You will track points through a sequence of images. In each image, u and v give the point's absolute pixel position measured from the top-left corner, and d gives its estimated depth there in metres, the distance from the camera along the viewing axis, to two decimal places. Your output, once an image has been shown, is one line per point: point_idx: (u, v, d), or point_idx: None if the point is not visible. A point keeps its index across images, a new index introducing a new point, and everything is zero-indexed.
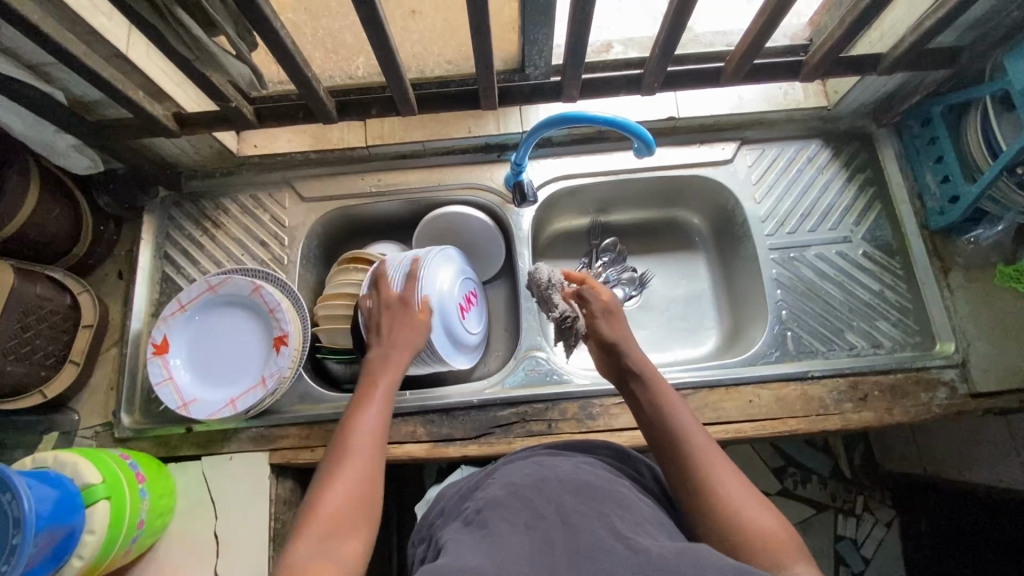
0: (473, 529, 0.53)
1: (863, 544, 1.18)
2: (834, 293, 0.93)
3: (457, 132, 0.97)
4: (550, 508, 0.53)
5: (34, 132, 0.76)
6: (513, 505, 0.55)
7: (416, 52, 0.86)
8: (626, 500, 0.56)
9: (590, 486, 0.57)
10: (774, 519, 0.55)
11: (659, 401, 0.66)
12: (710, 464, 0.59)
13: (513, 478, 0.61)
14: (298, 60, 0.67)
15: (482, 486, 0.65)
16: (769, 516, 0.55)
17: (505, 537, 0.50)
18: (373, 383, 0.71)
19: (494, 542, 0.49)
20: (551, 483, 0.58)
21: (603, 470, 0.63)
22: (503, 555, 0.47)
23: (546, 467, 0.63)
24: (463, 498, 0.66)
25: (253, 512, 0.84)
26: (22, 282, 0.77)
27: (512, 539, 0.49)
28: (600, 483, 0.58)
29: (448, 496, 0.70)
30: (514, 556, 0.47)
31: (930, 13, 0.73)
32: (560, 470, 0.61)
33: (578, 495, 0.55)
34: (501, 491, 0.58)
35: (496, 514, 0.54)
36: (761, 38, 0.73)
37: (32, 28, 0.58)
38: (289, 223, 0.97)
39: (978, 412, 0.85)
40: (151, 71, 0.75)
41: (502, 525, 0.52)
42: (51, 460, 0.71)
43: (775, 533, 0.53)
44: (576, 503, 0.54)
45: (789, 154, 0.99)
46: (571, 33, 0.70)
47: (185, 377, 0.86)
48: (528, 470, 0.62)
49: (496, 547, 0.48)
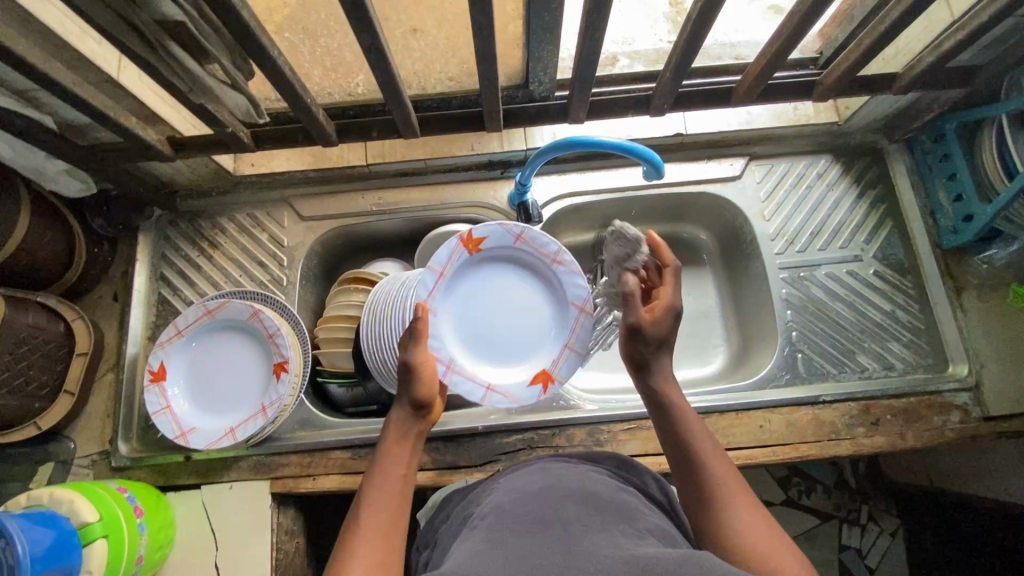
0: (472, 533, 0.50)
1: (869, 554, 1.15)
2: (845, 313, 0.91)
3: (459, 150, 0.96)
4: (554, 516, 0.50)
5: (23, 158, 0.74)
6: (514, 512, 0.52)
7: (417, 69, 0.82)
8: (634, 510, 0.53)
9: (596, 494, 0.54)
10: (793, 562, 0.50)
11: (682, 423, 0.61)
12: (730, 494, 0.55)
13: (519, 483, 0.58)
14: (297, 87, 0.65)
15: (486, 493, 0.61)
16: (787, 557, 0.50)
17: (507, 543, 0.46)
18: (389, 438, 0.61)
19: (493, 550, 0.46)
20: (558, 489, 0.55)
21: (608, 478, 0.60)
22: (500, 561, 0.44)
23: (550, 473, 0.59)
24: (468, 504, 0.62)
25: (254, 543, 0.83)
26: (15, 313, 0.75)
27: (512, 546, 0.46)
28: (607, 492, 0.55)
29: (455, 502, 0.67)
30: (513, 563, 0.44)
31: (950, 33, 0.71)
32: (565, 477, 0.58)
33: (584, 504, 0.52)
34: (504, 498, 0.55)
35: (499, 520, 0.51)
36: (778, 58, 0.71)
37: (22, 61, 0.56)
38: (288, 243, 0.95)
39: (991, 435, 0.84)
40: (145, 96, 0.73)
41: (505, 534, 0.48)
42: (46, 498, 0.68)
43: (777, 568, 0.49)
44: (581, 513, 0.50)
45: (799, 170, 0.97)
46: (580, 56, 0.68)
47: (183, 406, 0.84)
48: (534, 476, 0.59)
49: (495, 552, 0.45)
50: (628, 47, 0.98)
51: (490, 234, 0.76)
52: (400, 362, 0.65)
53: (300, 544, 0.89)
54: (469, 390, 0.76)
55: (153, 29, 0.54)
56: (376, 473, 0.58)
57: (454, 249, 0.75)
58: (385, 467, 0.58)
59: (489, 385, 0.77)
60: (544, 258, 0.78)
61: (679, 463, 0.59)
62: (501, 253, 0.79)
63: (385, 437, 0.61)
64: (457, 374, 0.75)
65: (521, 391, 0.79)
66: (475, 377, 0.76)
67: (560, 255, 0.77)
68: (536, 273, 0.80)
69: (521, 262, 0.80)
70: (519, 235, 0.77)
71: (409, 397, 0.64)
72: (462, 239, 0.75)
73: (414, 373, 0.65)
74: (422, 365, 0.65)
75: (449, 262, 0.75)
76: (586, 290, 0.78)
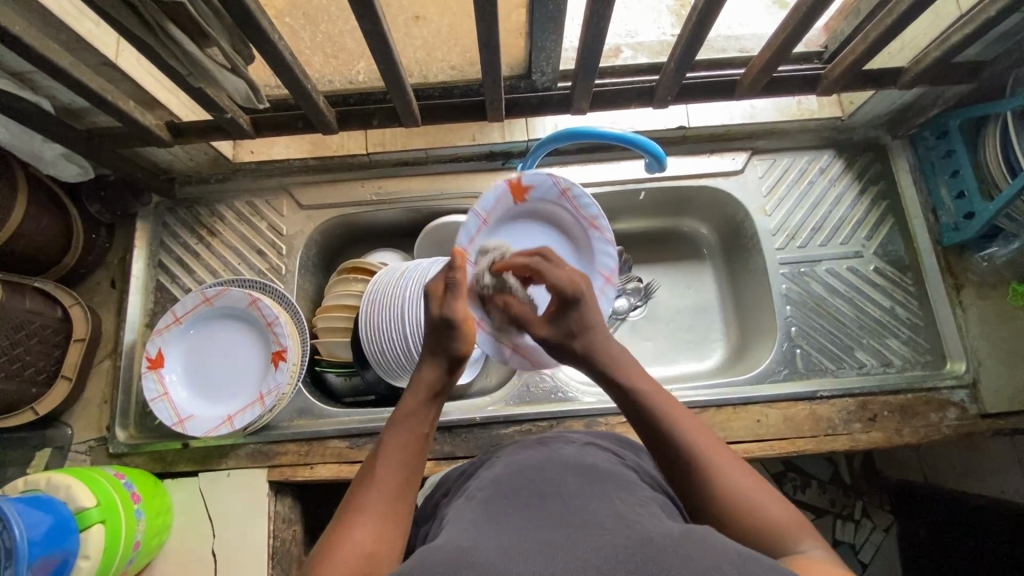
0: (468, 505, 0.50)
1: (862, 548, 1.13)
2: (844, 309, 0.91)
3: (460, 140, 0.95)
4: (554, 488, 0.50)
5: (20, 141, 0.74)
6: (512, 485, 0.51)
7: (419, 58, 0.81)
8: (632, 484, 0.53)
9: (595, 467, 0.54)
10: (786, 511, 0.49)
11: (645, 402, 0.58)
12: (710, 455, 0.53)
13: (517, 457, 0.58)
14: (297, 72, 0.64)
15: (484, 467, 0.61)
16: (780, 507, 0.49)
17: (506, 515, 0.46)
18: (414, 392, 0.61)
19: (489, 520, 0.46)
20: (557, 463, 0.55)
21: (606, 453, 0.60)
22: (494, 531, 0.43)
23: (550, 447, 0.59)
24: (467, 479, 0.62)
25: (251, 531, 0.83)
26: (12, 297, 0.75)
27: (510, 517, 0.45)
28: (605, 465, 0.55)
29: (452, 477, 0.67)
30: (510, 530, 0.43)
31: (956, 28, 0.71)
32: (564, 451, 0.58)
33: (582, 477, 0.52)
34: (503, 471, 0.55)
35: (497, 493, 0.50)
36: (783, 51, 0.70)
37: (17, 42, 0.55)
38: (287, 231, 0.95)
39: (987, 433, 0.84)
40: (143, 80, 0.73)
41: (503, 505, 0.48)
42: (43, 483, 0.68)
43: (781, 520, 0.48)
44: (579, 485, 0.50)
45: (801, 165, 0.97)
46: (583, 45, 0.67)
47: (181, 394, 0.84)
48: (533, 449, 0.59)
49: (491, 522, 0.45)
50: (631, 38, 0.97)
51: (538, 184, 0.77)
52: (438, 316, 0.63)
53: (298, 533, 0.90)
54: (493, 349, 0.76)
55: (151, 10, 0.53)
56: (399, 429, 0.57)
57: (503, 192, 0.76)
58: (409, 424, 0.58)
59: (514, 347, 0.77)
60: (583, 220, 0.80)
61: (653, 442, 0.56)
62: (546, 207, 0.80)
63: (410, 393, 0.61)
64: (485, 332, 0.75)
65: (543, 356, 0.79)
66: (503, 339, 0.76)
67: (599, 219, 0.79)
68: (572, 234, 0.82)
69: (562, 219, 0.81)
70: (565, 189, 0.77)
71: (446, 353, 0.63)
72: (511, 185, 0.76)
73: (455, 329, 0.63)
74: (464, 319, 0.63)
75: (495, 207, 0.76)
76: (615, 258, 0.80)
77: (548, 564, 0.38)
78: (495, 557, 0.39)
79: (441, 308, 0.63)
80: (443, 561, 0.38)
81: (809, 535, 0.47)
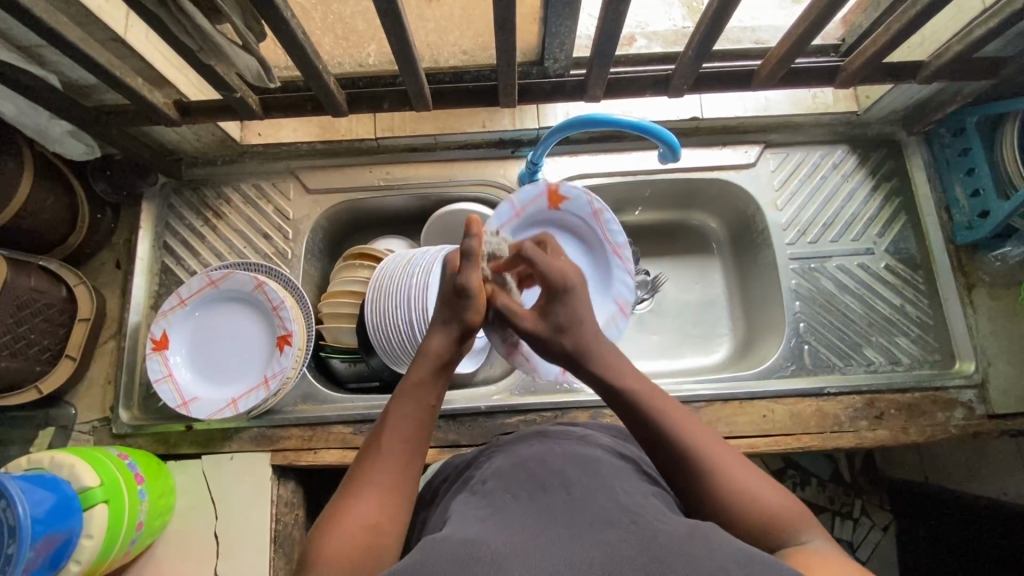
0: (473, 497, 0.50)
1: (859, 547, 1.11)
2: (853, 306, 0.91)
3: (470, 127, 0.94)
4: (556, 480, 0.49)
5: (27, 117, 0.73)
6: (516, 477, 0.51)
7: (431, 41, 0.79)
8: (633, 477, 0.52)
9: (595, 459, 0.54)
10: (786, 499, 0.49)
11: (640, 409, 0.55)
12: (709, 453, 0.51)
13: (516, 449, 0.58)
14: (309, 51, 0.63)
15: (483, 458, 0.61)
16: (781, 497, 0.49)
17: (509, 509, 0.45)
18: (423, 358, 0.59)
19: (493, 513, 0.45)
20: (558, 454, 0.55)
21: (607, 444, 0.60)
22: (498, 525, 0.43)
23: (550, 438, 0.59)
24: (467, 467, 0.62)
25: (253, 514, 0.83)
26: (16, 274, 0.74)
27: (515, 512, 0.45)
28: (605, 457, 0.55)
29: (454, 463, 0.67)
30: (513, 524, 0.43)
31: (979, 22, 0.70)
32: (565, 442, 0.58)
33: (582, 468, 0.52)
34: (504, 462, 0.55)
35: (500, 486, 0.50)
36: (803, 41, 0.69)
37: (27, 13, 0.54)
38: (293, 216, 0.94)
39: (994, 433, 0.84)
40: (151, 56, 0.71)
41: (506, 499, 0.48)
42: (47, 461, 0.68)
43: (784, 510, 0.48)
44: (582, 477, 0.50)
45: (814, 159, 0.95)
46: (599, 30, 0.66)
47: (185, 376, 0.84)
48: (533, 440, 0.59)
49: (492, 516, 0.45)
50: (644, 28, 0.95)
51: (574, 199, 0.85)
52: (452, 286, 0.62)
53: (299, 516, 0.90)
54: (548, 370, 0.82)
55: None
56: (406, 398, 0.55)
57: (541, 194, 0.84)
58: (415, 394, 0.56)
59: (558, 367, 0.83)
60: (606, 244, 0.88)
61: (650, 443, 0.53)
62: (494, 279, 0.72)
63: (418, 361, 0.59)
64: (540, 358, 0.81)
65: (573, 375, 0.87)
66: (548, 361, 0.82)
67: (622, 247, 0.88)
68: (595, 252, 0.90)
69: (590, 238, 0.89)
70: (597, 212, 0.85)
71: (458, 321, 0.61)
72: (550, 189, 0.84)
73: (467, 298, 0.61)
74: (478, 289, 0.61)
75: (531, 202, 0.85)
76: (631, 289, 0.89)
77: (553, 560, 0.38)
78: (503, 550, 0.38)
79: (456, 277, 0.62)
80: (452, 555, 0.38)
81: (810, 522, 0.48)
